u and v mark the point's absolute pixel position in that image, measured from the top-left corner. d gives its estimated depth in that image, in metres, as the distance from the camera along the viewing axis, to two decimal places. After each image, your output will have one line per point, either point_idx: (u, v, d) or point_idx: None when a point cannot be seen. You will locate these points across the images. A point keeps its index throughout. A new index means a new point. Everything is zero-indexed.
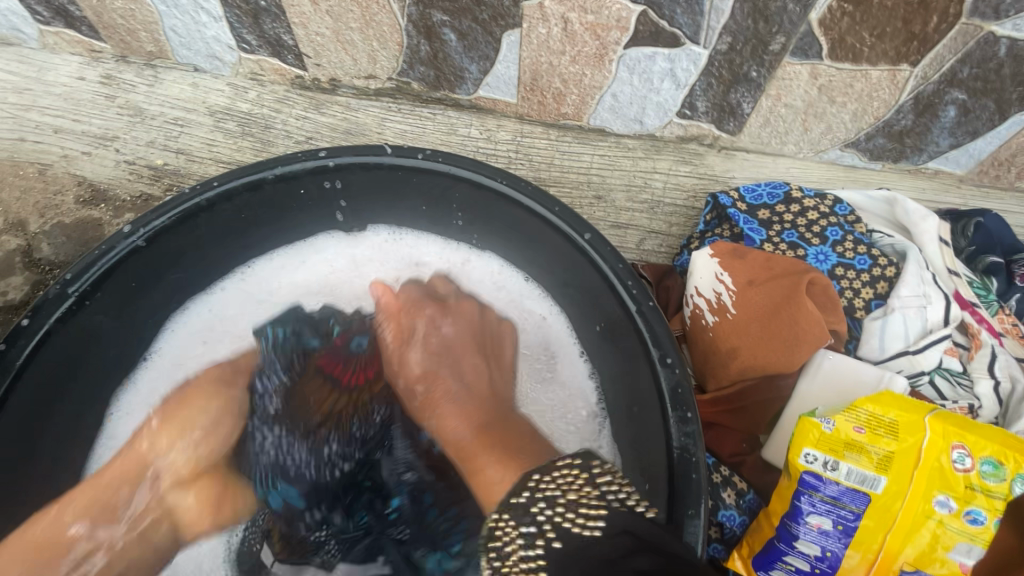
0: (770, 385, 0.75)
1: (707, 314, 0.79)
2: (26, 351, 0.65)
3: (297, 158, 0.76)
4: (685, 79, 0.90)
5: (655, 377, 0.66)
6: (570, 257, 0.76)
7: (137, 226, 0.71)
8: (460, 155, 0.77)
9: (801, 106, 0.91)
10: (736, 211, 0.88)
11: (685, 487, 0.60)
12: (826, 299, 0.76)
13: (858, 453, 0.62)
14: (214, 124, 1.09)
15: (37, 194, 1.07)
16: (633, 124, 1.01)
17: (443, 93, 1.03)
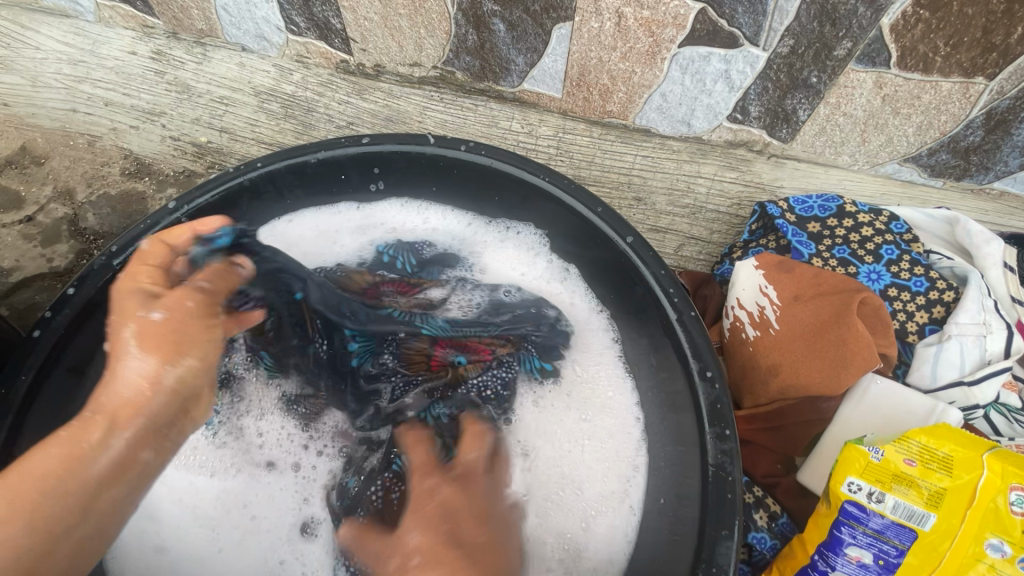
0: (812, 407, 0.72)
1: (747, 329, 0.76)
2: (72, 319, 0.66)
3: (340, 143, 0.76)
4: (739, 81, 0.86)
5: (693, 391, 0.64)
6: (611, 259, 0.75)
7: (181, 202, 0.72)
8: (501, 148, 0.76)
9: (861, 116, 0.86)
10: (785, 222, 0.85)
11: (719, 504, 0.59)
12: (877, 321, 0.72)
13: (906, 486, 0.59)
14: (258, 105, 1.09)
15: (86, 164, 1.11)
16: (680, 126, 0.98)
17: (488, 84, 1.01)
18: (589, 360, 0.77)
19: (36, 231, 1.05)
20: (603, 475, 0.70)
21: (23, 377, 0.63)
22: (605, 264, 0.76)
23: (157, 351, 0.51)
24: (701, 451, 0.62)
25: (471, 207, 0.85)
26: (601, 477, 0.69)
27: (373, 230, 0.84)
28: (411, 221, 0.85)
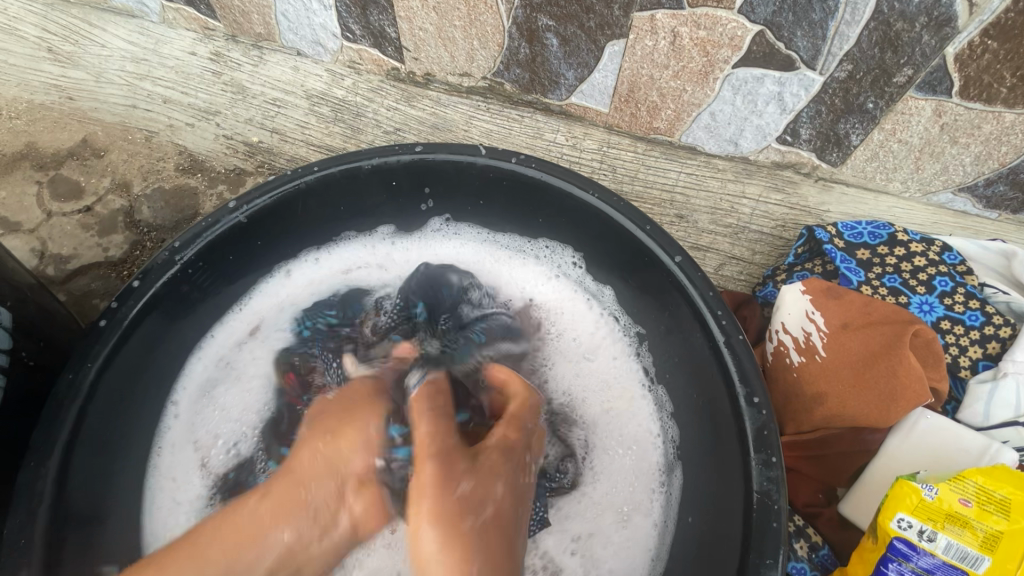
0: (856, 438, 0.71)
1: (792, 353, 0.75)
2: (135, 310, 0.69)
3: (394, 150, 0.77)
4: (792, 104, 0.85)
5: (739, 416, 0.64)
6: (655, 278, 0.75)
7: (241, 203, 0.75)
8: (553, 162, 0.77)
9: (916, 143, 0.85)
10: (834, 248, 0.83)
11: (763, 534, 0.58)
12: (928, 353, 0.71)
13: (959, 526, 0.58)
14: (309, 108, 1.12)
15: (143, 158, 1.15)
16: (727, 146, 0.97)
17: (535, 96, 1.02)
18: (608, 369, 0.82)
19: (94, 221, 1.10)
20: (632, 486, 0.75)
21: (89, 365, 0.65)
22: (641, 287, 0.78)
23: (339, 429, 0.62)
24: (745, 476, 0.61)
25: (503, 225, 0.88)
26: (631, 490, 0.75)
27: (374, 272, 0.89)
28: (403, 256, 0.90)
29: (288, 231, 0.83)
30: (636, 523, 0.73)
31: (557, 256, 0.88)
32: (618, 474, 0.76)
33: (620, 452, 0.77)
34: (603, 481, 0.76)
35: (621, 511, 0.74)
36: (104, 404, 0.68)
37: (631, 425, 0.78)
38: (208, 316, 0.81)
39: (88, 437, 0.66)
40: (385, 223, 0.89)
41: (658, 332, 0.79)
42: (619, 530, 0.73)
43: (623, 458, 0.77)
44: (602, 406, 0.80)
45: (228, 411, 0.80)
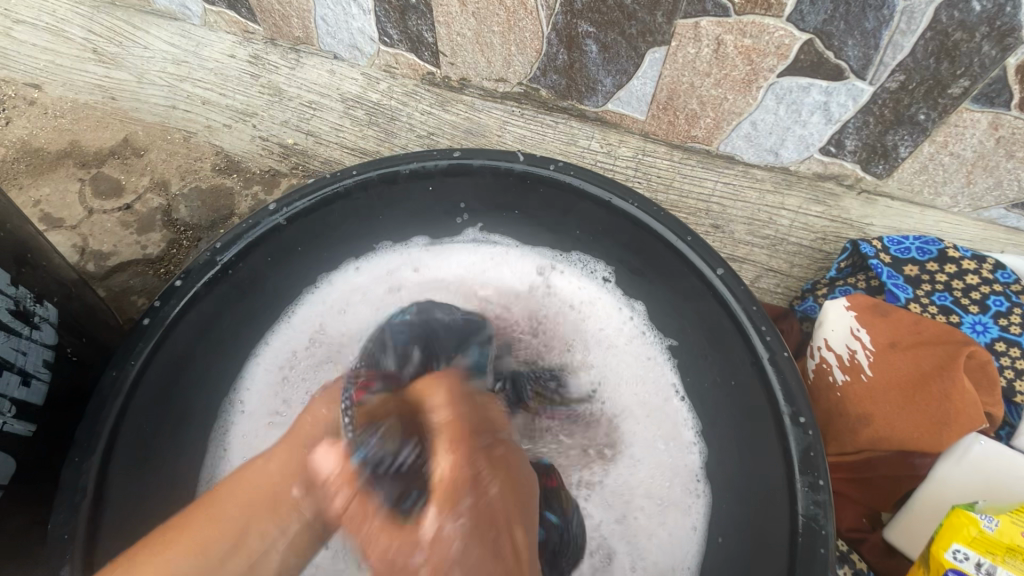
0: (905, 462, 0.68)
1: (836, 371, 0.73)
2: (177, 309, 0.70)
3: (432, 156, 0.77)
4: (838, 114, 0.83)
5: (784, 435, 0.62)
6: (694, 290, 0.73)
7: (281, 205, 0.75)
8: (592, 170, 0.76)
9: (969, 157, 0.82)
10: (879, 263, 0.81)
11: (811, 558, 0.57)
12: (984, 376, 0.69)
13: (1021, 561, 0.55)
14: (343, 111, 1.13)
15: (181, 159, 1.18)
16: (768, 155, 0.95)
17: (571, 103, 1.01)
18: (645, 378, 0.81)
19: (133, 219, 1.12)
20: (661, 482, 0.75)
21: (132, 362, 0.66)
22: (677, 300, 0.77)
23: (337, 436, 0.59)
24: (790, 498, 0.60)
25: (534, 235, 0.88)
26: (660, 486, 0.75)
27: (406, 276, 0.90)
28: (433, 262, 0.90)
29: (327, 234, 0.83)
30: (667, 521, 0.73)
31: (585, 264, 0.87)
32: (649, 470, 0.76)
33: (659, 456, 0.76)
34: (639, 480, 0.75)
35: (659, 506, 0.74)
36: (146, 401, 0.68)
37: (662, 423, 0.78)
38: (247, 318, 0.81)
39: (130, 432, 0.67)
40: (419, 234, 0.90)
41: (691, 344, 0.78)
42: (654, 522, 0.73)
43: (659, 461, 0.76)
44: (632, 398, 0.80)
45: (287, 403, 0.83)
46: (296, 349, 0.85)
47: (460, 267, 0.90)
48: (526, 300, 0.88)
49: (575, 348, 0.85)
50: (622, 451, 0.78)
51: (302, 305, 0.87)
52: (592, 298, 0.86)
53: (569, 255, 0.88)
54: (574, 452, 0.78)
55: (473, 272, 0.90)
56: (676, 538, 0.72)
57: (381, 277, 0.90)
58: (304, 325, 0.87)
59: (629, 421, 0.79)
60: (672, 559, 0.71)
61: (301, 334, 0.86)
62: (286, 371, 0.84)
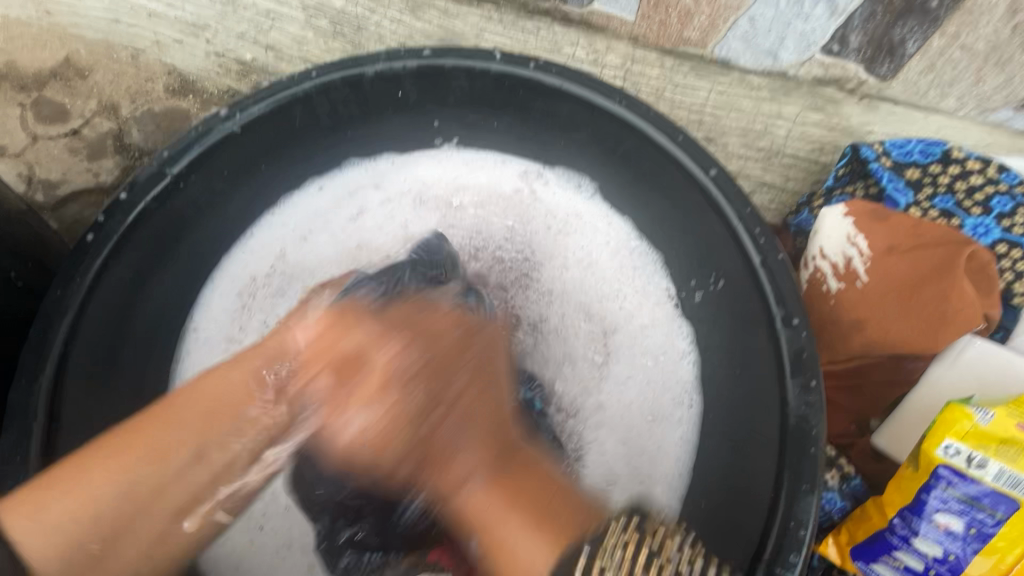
0: (896, 367, 0.67)
1: (830, 280, 0.70)
2: (125, 224, 0.64)
3: (399, 55, 0.69)
4: (843, 4, 0.76)
5: (775, 338, 0.59)
6: (686, 195, 0.68)
7: (234, 110, 0.68)
8: (574, 68, 0.69)
9: (981, 50, 0.77)
10: (880, 168, 0.77)
11: (800, 459, 0.55)
12: (983, 278, 0.66)
13: (1015, 452, 0.54)
14: (304, 21, 1.02)
15: (129, 79, 1.07)
16: (764, 59, 0.87)
17: (553, 4, 0.91)
18: (630, 287, 0.78)
19: (82, 145, 1.03)
20: (645, 388, 0.73)
21: (79, 281, 0.61)
22: (666, 206, 0.73)
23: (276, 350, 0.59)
24: (780, 401, 0.58)
25: (513, 146, 0.82)
26: (646, 392, 0.73)
27: (369, 194, 0.84)
28: (399, 176, 0.84)
29: (288, 146, 0.76)
30: (654, 430, 0.72)
31: (568, 176, 0.82)
32: (635, 378, 0.74)
33: (645, 367, 0.74)
34: (617, 398, 0.74)
35: (644, 415, 0.73)
36: (96, 323, 0.64)
37: (651, 331, 0.75)
38: (203, 238, 0.75)
39: (83, 356, 0.63)
40: (387, 149, 0.83)
41: (679, 251, 0.74)
42: (641, 429, 0.72)
43: (644, 376, 0.74)
44: (619, 310, 0.77)
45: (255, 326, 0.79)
46: (262, 268, 0.80)
47: (433, 178, 0.84)
48: (506, 213, 0.83)
49: (556, 267, 0.80)
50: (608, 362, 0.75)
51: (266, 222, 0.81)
52: (573, 212, 0.82)
53: (548, 167, 0.82)
54: (552, 365, 0.76)
55: (444, 184, 0.84)
56: (664, 442, 0.71)
57: (346, 192, 0.83)
58: (267, 243, 0.81)
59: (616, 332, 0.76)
60: (658, 465, 0.70)
61: (265, 254, 0.81)
62: (252, 294, 0.79)
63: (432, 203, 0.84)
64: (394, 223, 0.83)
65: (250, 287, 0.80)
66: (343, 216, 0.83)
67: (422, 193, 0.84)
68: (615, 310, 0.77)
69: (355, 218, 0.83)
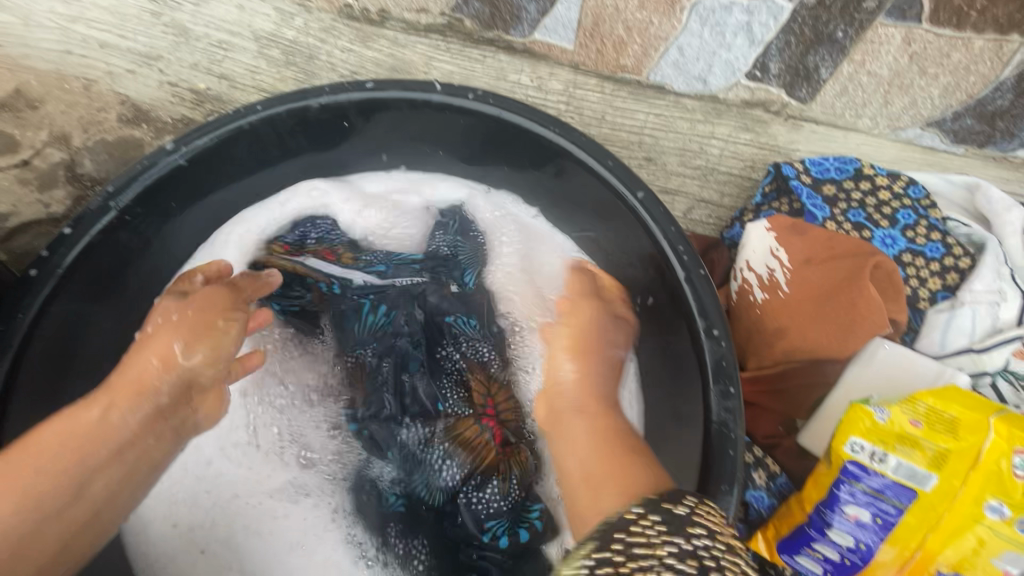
0: (816, 370, 0.72)
1: (756, 291, 0.75)
2: (67, 260, 0.65)
3: (343, 87, 0.72)
4: (760, 35, 0.82)
5: (698, 349, 0.63)
6: (617, 215, 0.73)
7: (179, 144, 0.69)
8: (511, 97, 0.72)
9: (885, 76, 0.83)
10: (800, 184, 0.83)
11: (720, 461, 0.59)
12: (888, 285, 0.72)
13: (909, 447, 0.61)
14: (258, 50, 1.05)
15: (81, 109, 1.08)
16: (696, 83, 0.93)
17: (497, 34, 0.96)
18: None
19: (33, 176, 1.03)
20: None
21: (21, 317, 0.62)
22: (600, 221, 0.77)
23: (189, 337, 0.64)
24: (703, 408, 0.62)
25: (459, 169, 0.87)
26: None
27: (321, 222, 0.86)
28: (345, 201, 0.88)
29: (236, 174, 0.78)
30: None
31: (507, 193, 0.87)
32: None
33: None
34: None
35: None
36: (39, 358, 0.65)
37: None
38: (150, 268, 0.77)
39: (26, 390, 0.64)
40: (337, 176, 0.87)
41: (615, 259, 0.78)
42: None
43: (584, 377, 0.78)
44: None
45: None
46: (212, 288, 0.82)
47: (382, 194, 0.88)
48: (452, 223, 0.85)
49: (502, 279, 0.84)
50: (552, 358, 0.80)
51: (220, 242, 0.83)
52: (517, 229, 0.86)
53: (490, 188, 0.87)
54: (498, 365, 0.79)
55: (391, 200, 0.88)
56: None
57: (294, 209, 0.85)
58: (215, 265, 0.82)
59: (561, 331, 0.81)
60: None
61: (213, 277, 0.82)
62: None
63: (380, 218, 0.87)
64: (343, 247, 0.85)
65: None
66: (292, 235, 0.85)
67: (369, 209, 0.87)
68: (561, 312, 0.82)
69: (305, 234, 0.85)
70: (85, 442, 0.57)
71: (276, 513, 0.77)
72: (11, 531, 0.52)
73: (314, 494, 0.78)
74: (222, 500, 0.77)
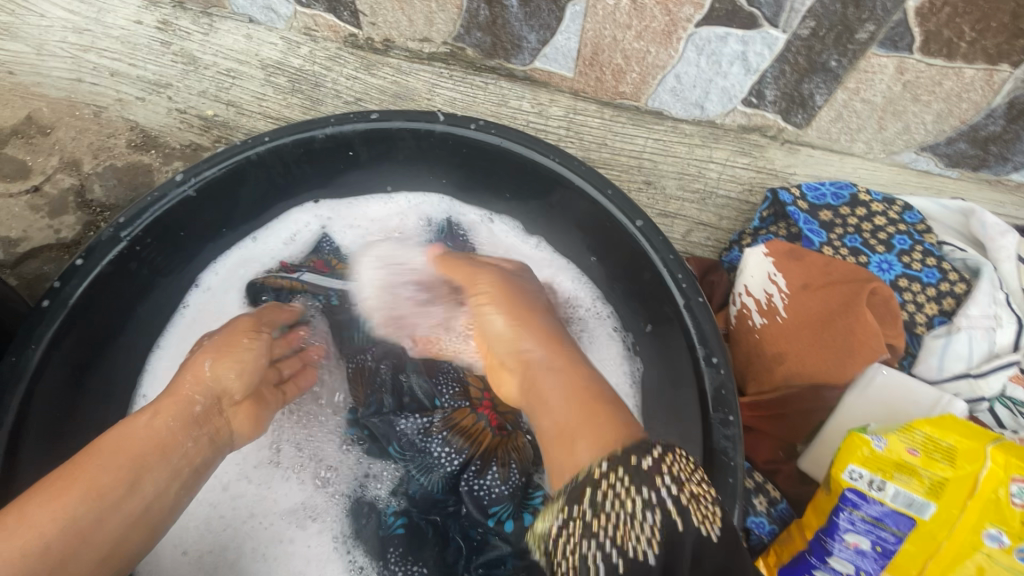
0: (816, 396, 0.72)
1: (755, 315, 0.76)
2: (79, 291, 0.66)
3: (349, 119, 0.74)
4: (756, 64, 0.84)
5: (699, 376, 0.64)
6: (618, 242, 0.74)
7: (189, 174, 0.71)
8: (513, 127, 0.74)
9: (879, 103, 0.85)
10: (797, 209, 0.84)
11: (721, 489, 0.59)
12: (886, 311, 0.73)
13: (907, 475, 0.61)
14: (265, 79, 1.08)
15: (92, 135, 1.10)
16: (694, 109, 0.95)
17: (498, 62, 0.99)
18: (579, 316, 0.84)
19: (43, 202, 1.05)
20: None
21: (33, 347, 0.63)
22: (603, 246, 0.78)
23: (223, 353, 0.68)
24: (705, 436, 0.63)
25: (462, 195, 0.88)
26: None
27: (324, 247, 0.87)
28: (346, 224, 0.89)
29: (246, 203, 0.80)
30: None
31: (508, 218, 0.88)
32: None
33: None
34: None
35: None
36: (51, 388, 0.66)
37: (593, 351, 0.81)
38: (158, 294, 0.78)
39: (38, 420, 0.64)
40: (340, 200, 0.88)
41: (617, 287, 0.80)
42: None
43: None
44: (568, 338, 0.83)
45: None
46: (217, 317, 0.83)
47: (382, 217, 0.89)
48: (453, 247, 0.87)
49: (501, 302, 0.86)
50: None
51: (224, 268, 0.85)
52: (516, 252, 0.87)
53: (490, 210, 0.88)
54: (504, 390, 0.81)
55: (391, 224, 0.89)
56: None
57: (298, 234, 0.87)
58: (220, 290, 0.84)
59: None
60: None
61: (216, 304, 0.83)
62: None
63: (380, 242, 0.89)
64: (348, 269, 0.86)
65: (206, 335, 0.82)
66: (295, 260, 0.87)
67: (370, 233, 0.89)
68: None
69: (307, 259, 0.87)
70: (149, 445, 0.59)
71: (282, 536, 0.76)
72: (79, 521, 0.53)
73: (321, 518, 0.77)
74: (233, 520, 0.77)
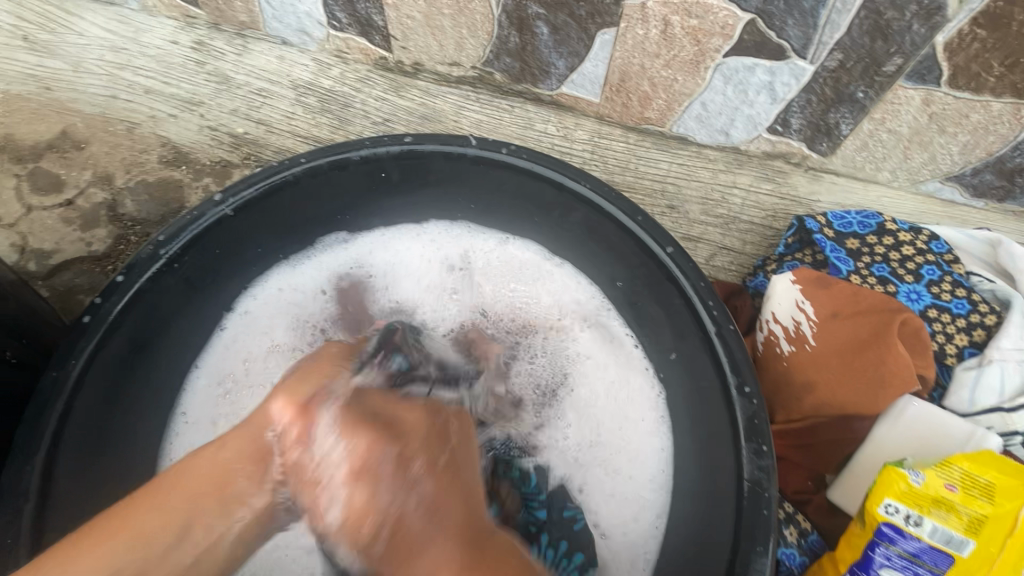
0: (847, 427, 0.73)
1: (782, 343, 0.76)
2: (120, 307, 0.67)
3: (382, 141, 0.75)
4: (782, 93, 0.85)
5: (731, 405, 0.64)
6: (647, 268, 0.75)
7: (228, 195, 0.73)
8: (543, 153, 0.75)
9: (905, 133, 0.86)
10: (824, 237, 0.85)
11: (755, 521, 0.60)
12: (916, 341, 0.73)
13: (945, 511, 0.62)
14: (295, 98, 1.10)
15: (124, 150, 1.12)
16: (719, 135, 0.97)
17: (526, 86, 1.01)
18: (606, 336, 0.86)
19: (76, 216, 1.07)
20: (622, 424, 0.81)
21: (75, 361, 0.64)
22: (631, 274, 0.79)
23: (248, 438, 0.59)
24: (736, 466, 0.63)
25: (490, 221, 0.90)
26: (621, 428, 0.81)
27: (356, 270, 0.90)
28: (373, 242, 0.91)
29: (283, 224, 0.82)
30: (632, 463, 0.79)
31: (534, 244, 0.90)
32: (611, 414, 0.82)
33: (618, 405, 0.82)
34: (595, 428, 0.81)
35: (622, 447, 0.80)
36: (89, 402, 0.67)
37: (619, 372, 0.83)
38: (194, 312, 0.80)
39: (74, 433, 0.65)
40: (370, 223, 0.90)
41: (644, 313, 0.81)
42: (622, 459, 0.79)
43: (609, 412, 0.82)
44: (595, 358, 0.85)
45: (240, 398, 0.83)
46: (255, 339, 0.86)
47: (412, 240, 0.92)
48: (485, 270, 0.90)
49: (525, 323, 0.88)
50: (581, 400, 0.83)
51: (262, 290, 0.87)
52: (543, 275, 0.89)
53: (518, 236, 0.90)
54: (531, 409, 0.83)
55: (422, 246, 0.92)
56: (643, 474, 0.78)
57: (330, 256, 0.90)
58: (258, 313, 0.86)
59: (592, 375, 0.84)
60: (638, 501, 0.77)
61: (255, 325, 0.86)
62: (246, 369, 0.84)
63: (412, 264, 0.91)
64: (386, 299, 0.90)
65: (245, 357, 0.85)
66: (328, 283, 0.89)
67: (400, 256, 0.91)
68: (592, 358, 0.85)
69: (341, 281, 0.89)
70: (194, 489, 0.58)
71: None
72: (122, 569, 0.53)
73: None
74: None
